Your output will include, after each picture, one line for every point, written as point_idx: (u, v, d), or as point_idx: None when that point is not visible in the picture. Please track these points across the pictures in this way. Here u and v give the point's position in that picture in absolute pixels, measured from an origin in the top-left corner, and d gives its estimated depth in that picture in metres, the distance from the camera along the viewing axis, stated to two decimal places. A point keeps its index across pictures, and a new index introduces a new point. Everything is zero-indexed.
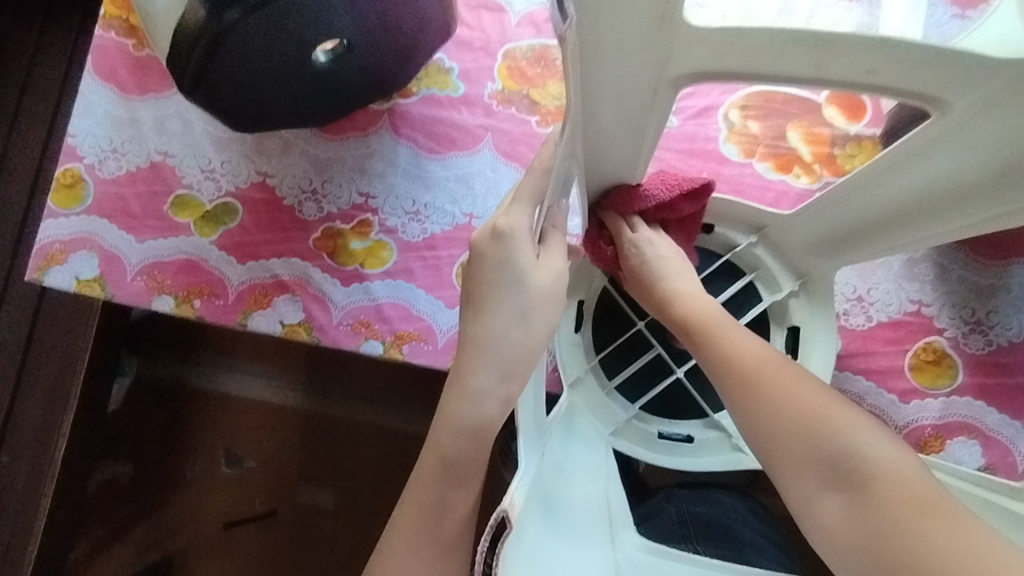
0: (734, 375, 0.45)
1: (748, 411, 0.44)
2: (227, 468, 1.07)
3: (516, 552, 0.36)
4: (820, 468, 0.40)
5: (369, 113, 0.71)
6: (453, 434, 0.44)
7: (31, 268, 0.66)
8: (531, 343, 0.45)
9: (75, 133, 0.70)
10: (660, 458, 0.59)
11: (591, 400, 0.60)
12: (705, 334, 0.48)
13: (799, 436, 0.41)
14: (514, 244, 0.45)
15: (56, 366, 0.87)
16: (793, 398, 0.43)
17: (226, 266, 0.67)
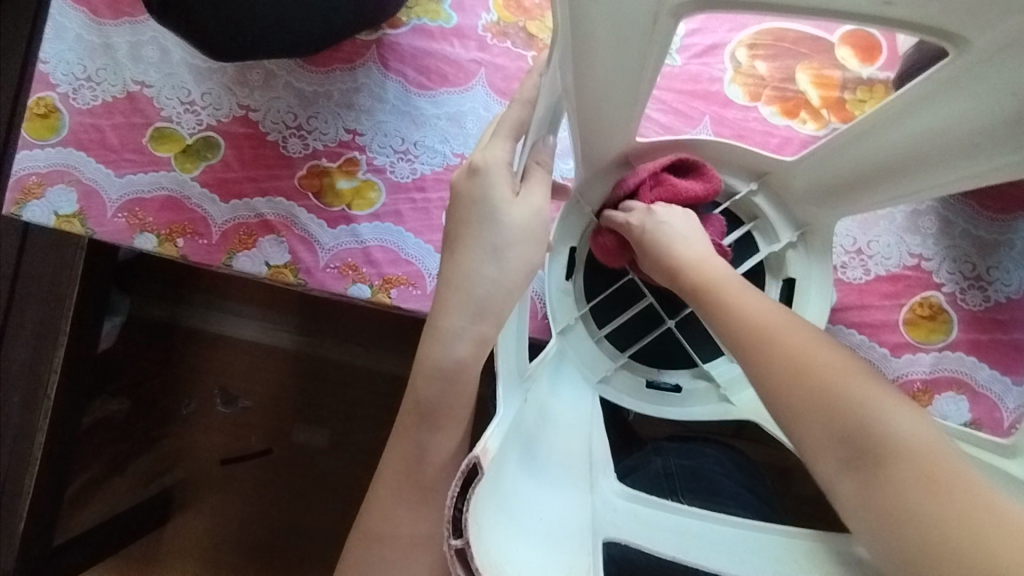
0: (742, 340, 0.42)
1: (759, 381, 0.40)
2: (223, 407, 1.11)
3: (488, 498, 0.35)
4: (834, 440, 0.37)
5: (356, 44, 0.67)
6: (429, 380, 0.43)
7: (8, 202, 0.65)
8: (506, 283, 0.42)
9: (47, 59, 0.66)
10: (647, 406, 0.59)
11: (580, 349, 0.59)
12: (709, 295, 0.45)
13: (812, 408, 0.38)
14: (488, 179, 0.43)
15: (45, 297, 0.86)
16: (807, 364, 0.39)
17: (209, 204, 0.65)
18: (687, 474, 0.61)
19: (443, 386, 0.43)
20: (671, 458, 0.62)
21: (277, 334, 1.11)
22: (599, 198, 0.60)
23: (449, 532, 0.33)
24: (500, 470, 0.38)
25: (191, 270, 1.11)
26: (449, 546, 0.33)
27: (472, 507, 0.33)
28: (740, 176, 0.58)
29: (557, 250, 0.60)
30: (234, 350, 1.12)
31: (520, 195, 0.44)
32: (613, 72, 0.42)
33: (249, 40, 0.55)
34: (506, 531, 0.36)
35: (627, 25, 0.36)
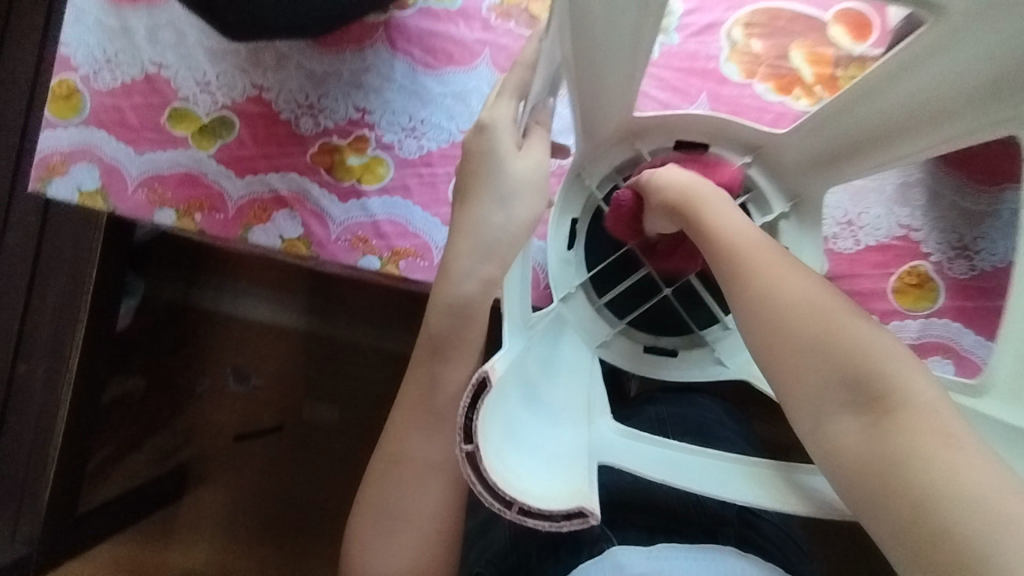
0: (756, 305, 0.43)
1: (772, 325, 0.42)
2: (236, 385, 1.15)
3: (496, 413, 0.39)
4: (829, 390, 0.40)
5: (365, 26, 0.69)
6: (441, 314, 0.48)
7: (34, 179, 0.68)
8: (511, 228, 0.46)
9: (68, 42, 0.69)
10: (646, 369, 0.62)
11: (582, 315, 0.62)
12: (736, 255, 0.45)
13: (817, 362, 0.40)
14: (494, 134, 0.47)
15: (66, 278, 0.90)
16: (821, 324, 0.41)
17: (225, 179, 0.68)
18: (676, 419, 0.64)
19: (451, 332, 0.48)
20: (663, 408, 0.65)
21: (288, 316, 1.15)
22: (601, 170, 0.62)
23: (461, 438, 0.38)
24: (506, 388, 0.41)
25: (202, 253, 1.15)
26: (461, 450, 0.38)
27: (481, 416, 0.37)
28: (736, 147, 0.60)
29: (559, 221, 0.62)
30: (245, 331, 1.15)
31: (524, 149, 0.47)
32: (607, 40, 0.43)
33: (263, 20, 0.58)
34: (507, 442, 0.40)
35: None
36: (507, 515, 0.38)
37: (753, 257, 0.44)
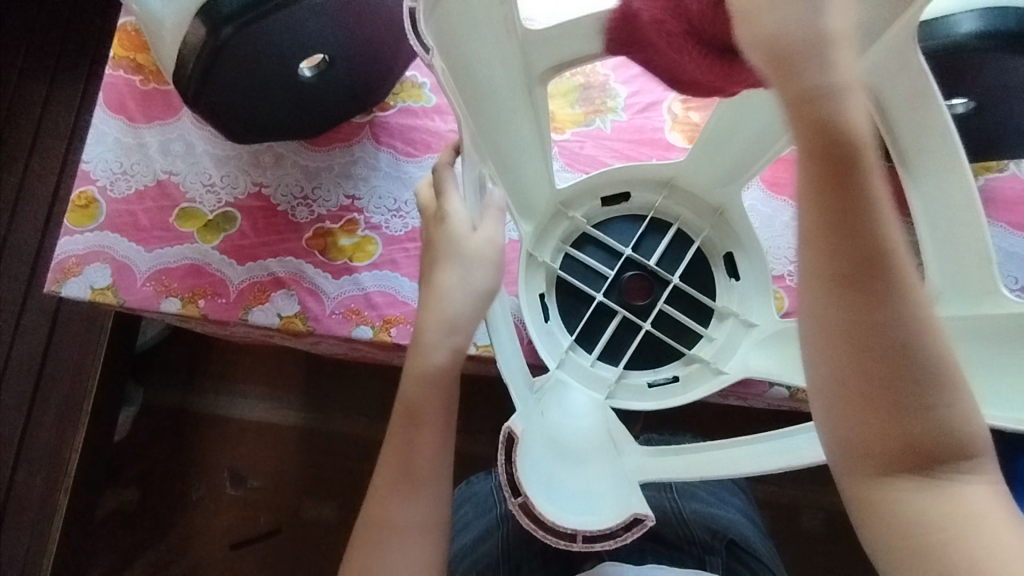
0: (875, 346, 0.35)
1: (852, 356, 0.35)
2: (233, 489, 1.11)
3: (527, 462, 0.45)
4: (911, 459, 0.35)
5: (352, 126, 0.78)
6: (418, 380, 0.50)
7: (50, 280, 0.73)
8: (474, 298, 0.50)
9: (89, 159, 0.77)
10: (658, 402, 0.64)
11: (579, 369, 0.65)
12: (882, 282, 0.35)
13: (910, 432, 0.35)
14: (449, 222, 0.51)
15: (69, 380, 1.00)
16: (939, 397, 0.35)
17: (227, 267, 0.74)
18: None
19: (430, 381, 0.50)
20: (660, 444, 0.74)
21: (285, 412, 1.14)
22: (548, 244, 0.68)
23: (510, 493, 0.44)
24: (529, 444, 0.47)
25: (206, 355, 1.16)
26: (513, 503, 0.44)
27: (520, 471, 0.44)
28: (651, 188, 0.69)
29: (529, 300, 0.66)
30: (244, 431, 1.13)
31: (476, 228, 0.52)
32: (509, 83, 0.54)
33: (260, 118, 0.68)
34: (547, 490, 0.46)
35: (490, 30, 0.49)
36: (574, 547, 0.44)
37: (901, 293, 0.35)
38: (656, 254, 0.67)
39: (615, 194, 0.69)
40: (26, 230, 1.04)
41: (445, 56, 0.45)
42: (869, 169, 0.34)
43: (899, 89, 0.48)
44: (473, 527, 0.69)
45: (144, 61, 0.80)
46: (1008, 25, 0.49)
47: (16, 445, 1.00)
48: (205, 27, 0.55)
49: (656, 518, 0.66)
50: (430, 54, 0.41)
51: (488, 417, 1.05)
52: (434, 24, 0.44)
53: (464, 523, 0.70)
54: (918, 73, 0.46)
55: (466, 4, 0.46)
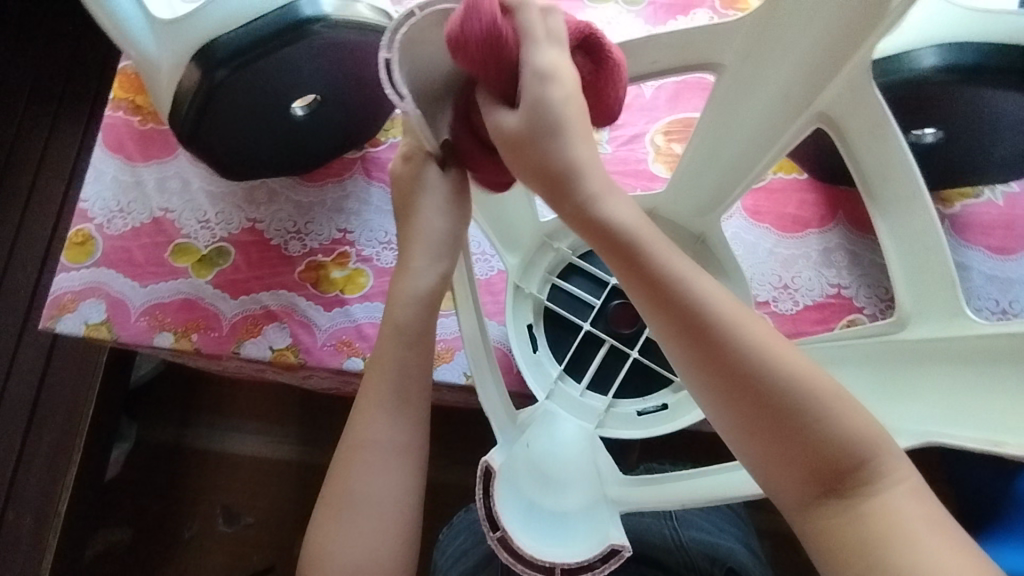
0: (740, 387, 0.40)
1: (730, 406, 0.41)
2: (226, 526, 1.09)
3: (504, 494, 0.48)
4: (813, 476, 0.40)
5: (344, 162, 0.80)
6: (403, 306, 0.50)
7: (45, 316, 0.74)
8: (450, 229, 0.51)
9: (87, 198, 0.78)
10: (647, 430, 0.65)
11: (568, 398, 0.65)
12: (715, 333, 0.40)
13: (801, 451, 0.40)
14: (422, 163, 0.51)
15: (63, 417, 1.00)
16: (806, 408, 0.39)
17: (220, 301, 0.75)
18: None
19: (402, 390, 0.50)
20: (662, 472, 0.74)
21: (279, 446, 1.13)
22: (535, 275, 0.69)
23: (489, 527, 0.47)
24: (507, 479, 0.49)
25: (200, 390, 1.16)
26: (493, 537, 0.46)
27: (497, 506, 0.47)
28: None
29: (518, 331, 0.67)
30: (237, 466, 1.12)
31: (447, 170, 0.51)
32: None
33: (253, 154, 0.69)
34: (527, 522, 0.48)
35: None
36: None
37: (735, 332, 0.40)
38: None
39: None
40: (23, 269, 1.06)
41: (421, 91, 0.46)
42: (662, 249, 0.42)
43: (859, 121, 0.52)
44: (470, 555, 0.68)
45: (142, 102, 0.83)
46: (968, 59, 0.52)
47: (7, 484, 1.00)
48: (200, 69, 0.58)
49: (653, 542, 0.66)
50: (405, 103, 0.42)
51: (483, 449, 1.04)
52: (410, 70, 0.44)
53: (458, 553, 0.69)
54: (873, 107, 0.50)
55: (443, 50, 0.46)
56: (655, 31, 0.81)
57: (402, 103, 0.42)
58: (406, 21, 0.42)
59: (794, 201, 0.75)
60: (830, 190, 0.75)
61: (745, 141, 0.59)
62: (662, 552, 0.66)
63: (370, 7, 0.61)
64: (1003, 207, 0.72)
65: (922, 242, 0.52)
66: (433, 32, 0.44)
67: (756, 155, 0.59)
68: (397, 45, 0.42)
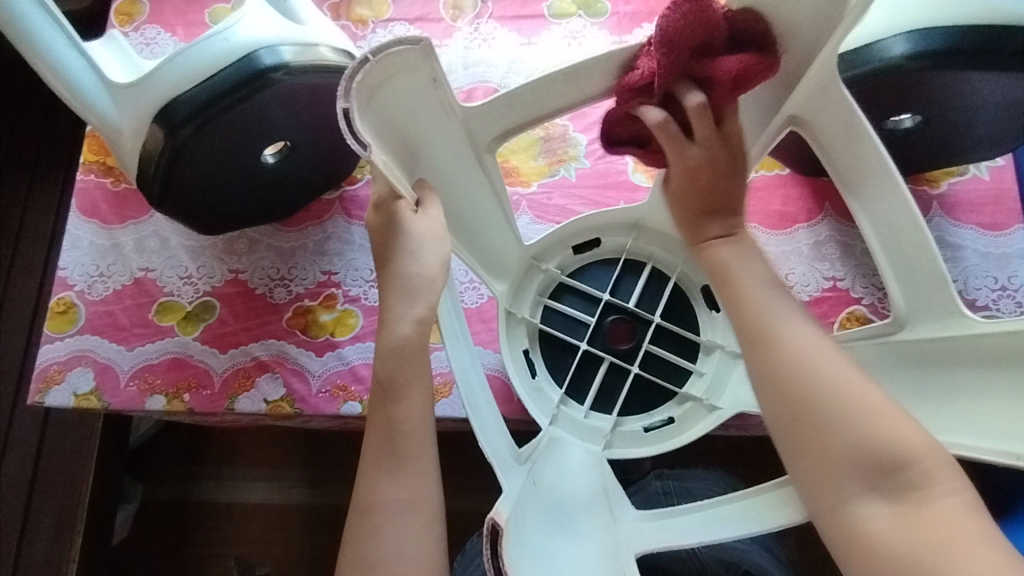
0: (793, 387, 0.42)
1: (778, 406, 0.43)
2: None
3: (515, 550, 0.46)
4: (859, 479, 0.40)
5: (323, 203, 0.79)
6: (387, 356, 0.49)
7: (32, 391, 0.72)
8: (427, 271, 0.49)
9: (65, 265, 0.77)
10: (655, 447, 0.63)
11: (572, 424, 0.64)
12: (769, 342, 0.44)
13: (848, 453, 0.40)
14: (390, 207, 0.49)
15: (64, 487, 0.98)
16: (856, 413, 0.40)
17: (210, 357, 0.73)
18: (682, 490, 0.70)
19: (401, 444, 0.49)
20: (668, 479, 0.71)
21: (287, 490, 1.09)
22: (525, 299, 0.68)
23: None
24: (515, 531, 0.47)
25: (201, 440, 1.12)
26: None
27: (507, 564, 0.44)
28: (620, 231, 0.69)
29: (514, 358, 0.66)
30: (247, 515, 1.09)
31: (420, 211, 0.50)
32: (457, 157, 0.55)
33: (227, 206, 0.68)
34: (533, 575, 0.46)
35: (428, 109, 0.50)
36: None
37: (796, 341, 0.43)
38: (634, 296, 0.67)
39: (583, 242, 0.69)
40: (11, 339, 1.04)
41: (380, 136, 0.45)
42: (747, 274, 0.48)
43: (834, 123, 0.51)
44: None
45: (113, 162, 0.81)
46: (938, 43, 0.51)
47: (14, 558, 0.98)
48: (163, 129, 0.57)
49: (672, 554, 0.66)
50: (368, 150, 0.41)
51: (495, 474, 1.03)
52: (368, 116, 0.44)
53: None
54: (848, 107, 0.49)
55: (402, 92, 0.47)
56: (622, 41, 0.81)
57: (364, 154, 0.41)
58: (361, 67, 0.42)
59: (779, 197, 0.74)
60: (814, 182, 0.74)
61: None
62: (675, 562, 0.65)
63: (331, 49, 0.60)
64: (990, 181, 0.71)
65: (910, 241, 0.52)
66: (388, 77, 0.45)
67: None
68: (355, 93, 0.42)
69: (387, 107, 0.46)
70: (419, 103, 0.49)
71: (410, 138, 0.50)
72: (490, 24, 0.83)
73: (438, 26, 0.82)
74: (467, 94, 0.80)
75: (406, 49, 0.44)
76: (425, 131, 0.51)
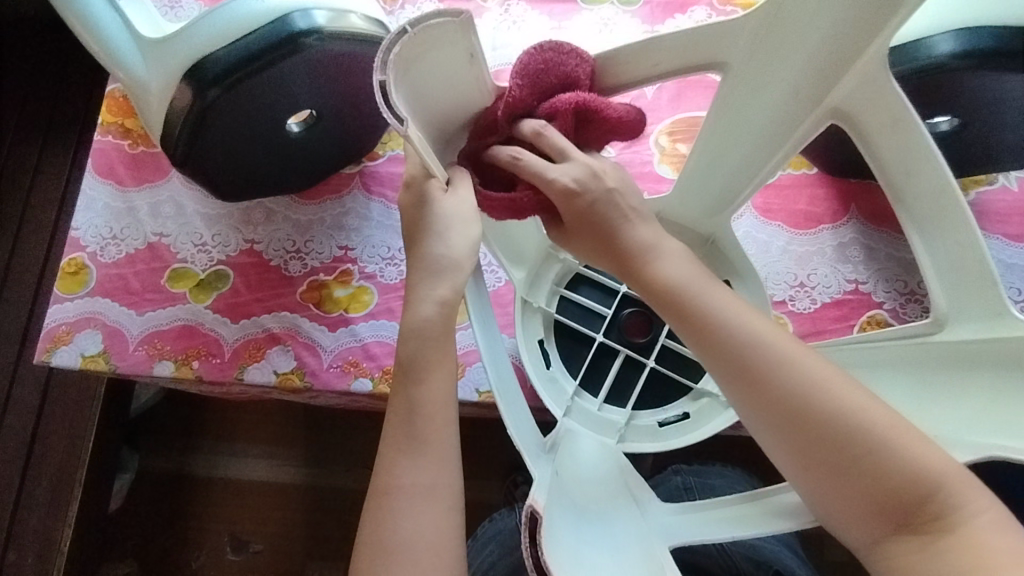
0: (802, 421, 0.42)
1: (790, 443, 0.42)
2: (233, 555, 1.05)
3: (554, 542, 0.45)
4: (886, 507, 0.40)
5: (343, 177, 0.78)
6: (411, 334, 0.49)
7: (39, 350, 0.71)
8: (455, 249, 0.48)
9: (78, 226, 0.76)
10: (670, 443, 0.63)
11: (586, 417, 0.63)
12: (767, 373, 0.43)
13: (864, 486, 0.40)
14: (421, 187, 0.49)
15: (64, 451, 0.97)
16: (870, 441, 0.40)
17: (221, 325, 0.72)
18: (704, 486, 0.69)
19: (423, 426, 0.48)
20: (688, 475, 0.71)
21: (286, 469, 1.09)
22: (542, 288, 0.67)
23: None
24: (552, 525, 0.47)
25: (202, 412, 1.11)
26: None
27: (547, 555, 0.43)
28: None
29: (529, 345, 0.65)
30: (243, 490, 1.08)
31: (450, 190, 0.49)
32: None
33: (248, 174, 0.68)
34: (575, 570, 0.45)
35: (464, 87, 0.50)
36: None
37: (792, 373, 0.42)
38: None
39: None
40: (16, 300, 1.03)
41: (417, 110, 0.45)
42: (725, 307, 0.45)
43: (877, 115, 0.51)
44: (499, 569, 0.67)
45: (132, 125, 0.80)
46: (986, 44, 0.50)
47: (8, 520, 0.97)
48: (191, 89, 0.56)
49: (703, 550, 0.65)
50: (405, 124, 0.40)
51: (498, 462, 1.02)
52: (406, 88, 0.43)
53: (489, 565, 0.67)
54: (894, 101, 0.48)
55: (437, 67, 0.46)
56: (653, 31, 0.80)
57: (399, 127, 0.40)
58: (399, 39, 0.41)
59: (804, 197, 0.73)
60: (842, 183, 0.74)
61: (758, 138, 0.58)
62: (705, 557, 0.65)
63: (363, 18, 0.59)
64: (1019, 192, 0.71)
65: (956, 240, 0.51)
66: (425, 50, 0.44)
67: (769, 146, 0.58)
68: (391, 65, 0.41)
69: (422, 81, 0.46)
70: (456, 79, 0.48)
71: (445, 112, 0.49)
72: (520, 7, 0.82)
73: (467, 5, 0.81)
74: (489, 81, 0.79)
75: (447, 21, 0.44)
76: (459, 106, 0.50)
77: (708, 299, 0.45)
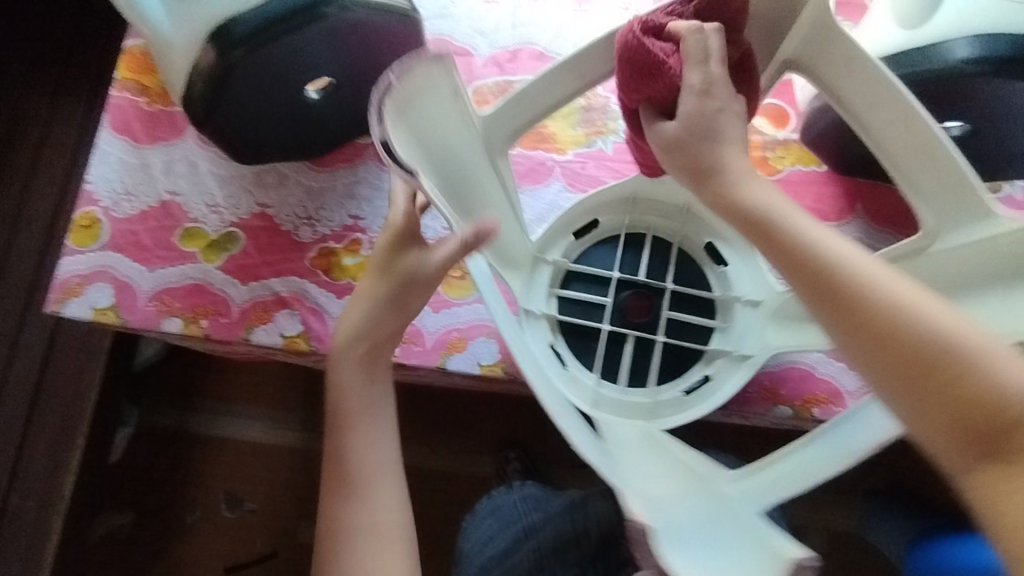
0: (887, 335, 0.41)
1: (874, 358, 0.41)
2: (228, 512, 1.07)
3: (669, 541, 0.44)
4: (982, 424, 0.38)
5: (356, 147, 0.79)
6: (341, 394, 0.57)
7: (50, 300, 0.72)
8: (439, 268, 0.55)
9: (92, 179, 0.77)
10: (701, 407, 0.63)
11: (615, 405, 0.63)
12: (848, 286, 0.42)
13: (957, 401, 0.39)
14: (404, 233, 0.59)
15: (69, 400, 0.99)
16: (962, 354, 0.39)
17: (230, 287, 0.74)
18: None
19: (355, 474, 0.56)
20: None
21: (283, 432, 1.11)
22: (539, 295, 0.67)
23: None
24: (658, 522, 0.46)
25: (203, 372, 1.13)
26: None
27: None
28: (651, 207, 0.69)
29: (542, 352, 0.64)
30: (239, 451, 1.10)
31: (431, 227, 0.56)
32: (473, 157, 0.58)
33: (265, 136, 0.68)
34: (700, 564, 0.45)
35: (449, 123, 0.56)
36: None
37: (873, 283, 0.42)
38: (642, 269, 0.67)
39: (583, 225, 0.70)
40: (26, 249, 1.04)
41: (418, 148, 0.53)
42: (803, 224, 0.45)
43: (882, 104, 0.53)
44: (496, 540, 0.69)
45: (149, 81, 0.81)
46: (1002, 51, 0.51)
47: (11, 466, 0.99)
48: (215, 49, 0.57)
49: None
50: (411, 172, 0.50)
51: (491, 437, 1.04)
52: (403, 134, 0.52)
53: (486, 539, 0.70)
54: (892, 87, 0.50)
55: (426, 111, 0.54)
56: None
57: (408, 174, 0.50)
58: (388, 93, 0.50)
59: (812, 194, 0.74)
60: (849, 182, 0.74)
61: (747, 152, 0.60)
62: None
63: None
64: None
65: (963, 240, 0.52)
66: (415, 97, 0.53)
67: None
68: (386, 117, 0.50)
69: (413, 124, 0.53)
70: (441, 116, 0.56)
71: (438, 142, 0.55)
72: None
73: None
74: (499, 64, 0.79)
75: (428, 69, 0.53)
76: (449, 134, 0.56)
77: (788, 216, 0.45)
